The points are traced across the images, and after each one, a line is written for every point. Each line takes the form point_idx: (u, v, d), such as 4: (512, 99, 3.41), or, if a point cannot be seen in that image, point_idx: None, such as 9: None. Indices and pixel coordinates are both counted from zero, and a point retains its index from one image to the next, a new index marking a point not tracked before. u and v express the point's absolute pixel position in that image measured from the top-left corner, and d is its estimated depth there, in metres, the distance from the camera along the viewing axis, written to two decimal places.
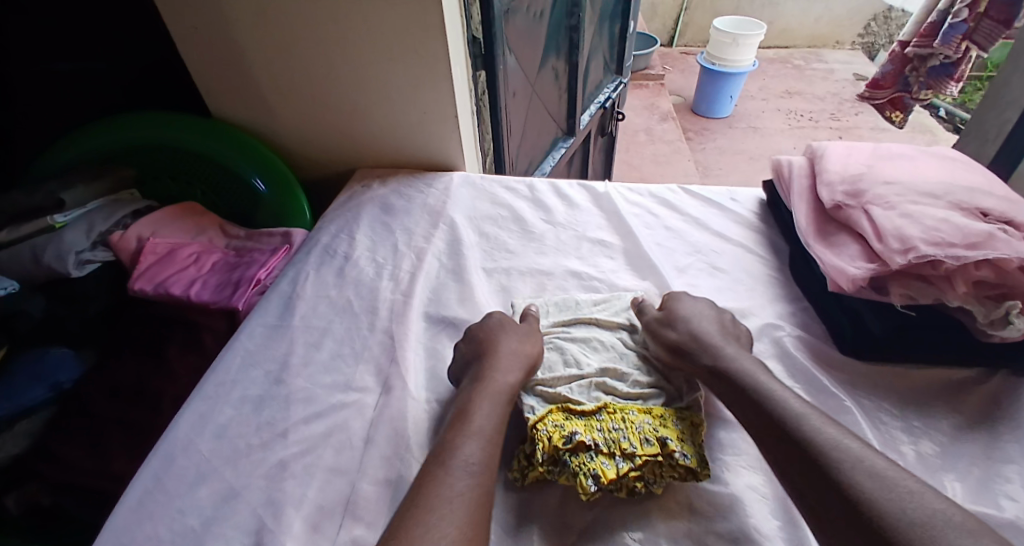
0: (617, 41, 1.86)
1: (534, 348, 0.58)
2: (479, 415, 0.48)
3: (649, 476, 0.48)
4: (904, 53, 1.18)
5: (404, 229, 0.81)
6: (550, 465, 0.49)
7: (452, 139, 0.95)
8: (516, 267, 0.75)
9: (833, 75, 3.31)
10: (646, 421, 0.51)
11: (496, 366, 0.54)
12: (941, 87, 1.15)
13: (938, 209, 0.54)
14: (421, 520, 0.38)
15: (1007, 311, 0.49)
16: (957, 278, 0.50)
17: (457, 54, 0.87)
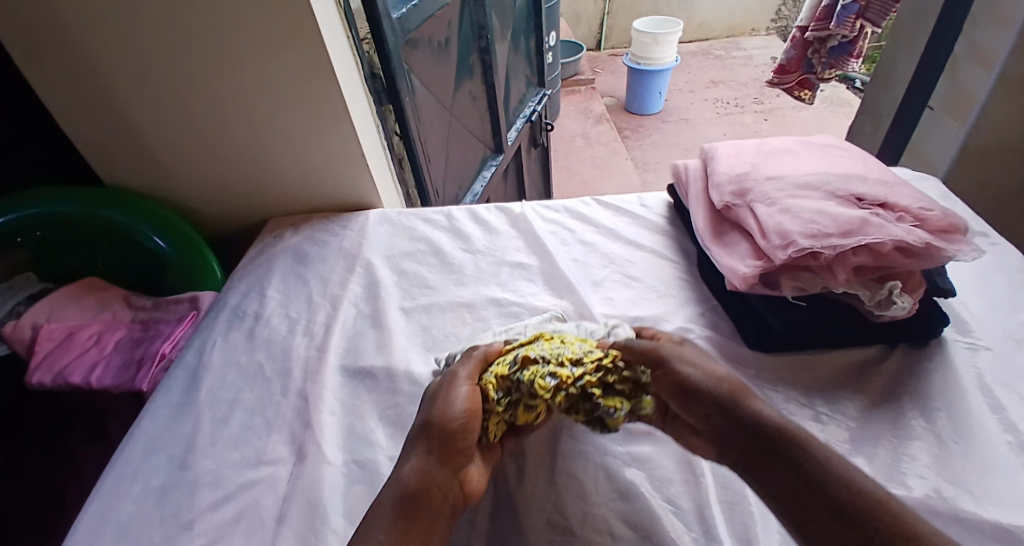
0: (535, 55, 1.89)
1: (451, 411, 0.46)
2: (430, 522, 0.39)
3: (607, 409, 0.48)
4: (804, 37, 1.26)
5: (320, 277, 0.79)
6: (509, 399, 0.49)
7: (363, 176, 0.92)
8: (435, 302, 0.73)
9: (753, 62, 3.47)
10: (584, 341, 0.55)
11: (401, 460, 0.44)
12: (843, 65, 1.22)
13: (814, 201, 0.56)
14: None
15: (888, 293, 0.50)
16: (844, 263, 0.51)
17: (353, 93, 0.85)
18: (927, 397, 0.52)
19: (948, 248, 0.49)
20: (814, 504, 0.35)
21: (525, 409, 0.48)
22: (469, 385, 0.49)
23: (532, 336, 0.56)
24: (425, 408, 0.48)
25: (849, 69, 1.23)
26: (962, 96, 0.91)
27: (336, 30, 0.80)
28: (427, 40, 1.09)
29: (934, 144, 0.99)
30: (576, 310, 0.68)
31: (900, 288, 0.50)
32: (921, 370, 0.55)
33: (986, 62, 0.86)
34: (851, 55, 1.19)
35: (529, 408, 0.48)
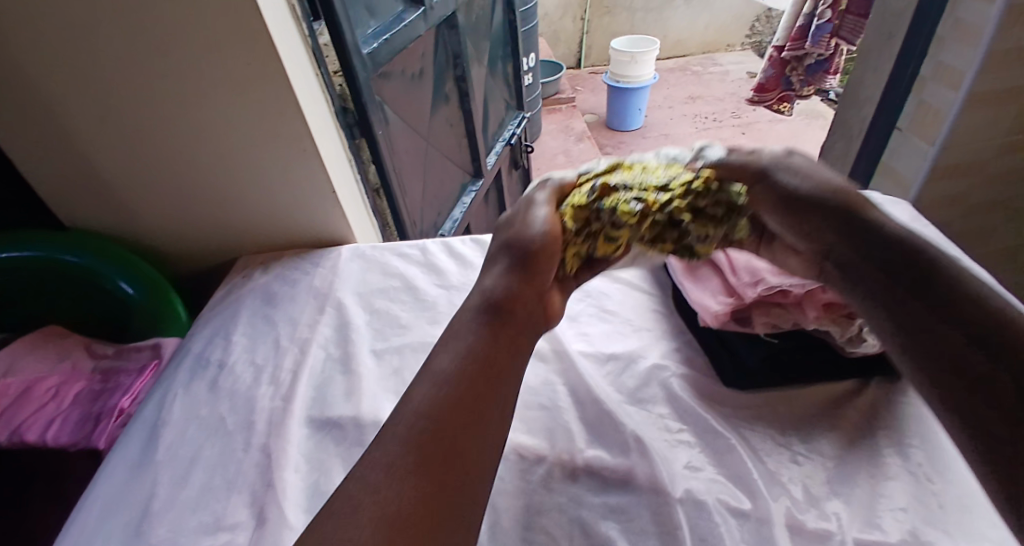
0: (513, 78, 1.90)
1: (533, 239, 0.54)
2: (442, 353, 0.47)
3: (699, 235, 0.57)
4: (781, 57, 1.29)
5: (288, 319, 0.77)
6: (592, 233, 0.59)
7: (334, 213, 0.90)
8: (407, 343, 0.70)
9: (729, 77, 3.54)
10: (668, 169, 0.61)
11: (481, 277, 0.54)
12: (820, 82, 1.25)
13: (784, 236, 0.56)
14: (398, 413, 0.42)
15: (858, 329, 0.52)
16: (813, 301, 0.54)
17: (322, 130, 0.84)
18: (902, 432, 0.51)
19: (912, 288, 0.51)
20: (934, 323, 0.40)
21: (605, 241, 0.59)
22: (549, 212, 0.58)
23: (610, 165, 0.64)
24: (493, 264, 0.55)
25: (825, 86, 1.25)
26: (931, 115, 0.93)
27: (303, 67, 0.79)
28: (399, 71, 1.08)
29: (905, 162, 1.00)
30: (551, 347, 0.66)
31: (868, 326, 0.52)
32: (897, 403, 0.54)
33: (953, 83, 0.87)
34: (827, 72, 1.22)
35: (612, 238, 0.59)
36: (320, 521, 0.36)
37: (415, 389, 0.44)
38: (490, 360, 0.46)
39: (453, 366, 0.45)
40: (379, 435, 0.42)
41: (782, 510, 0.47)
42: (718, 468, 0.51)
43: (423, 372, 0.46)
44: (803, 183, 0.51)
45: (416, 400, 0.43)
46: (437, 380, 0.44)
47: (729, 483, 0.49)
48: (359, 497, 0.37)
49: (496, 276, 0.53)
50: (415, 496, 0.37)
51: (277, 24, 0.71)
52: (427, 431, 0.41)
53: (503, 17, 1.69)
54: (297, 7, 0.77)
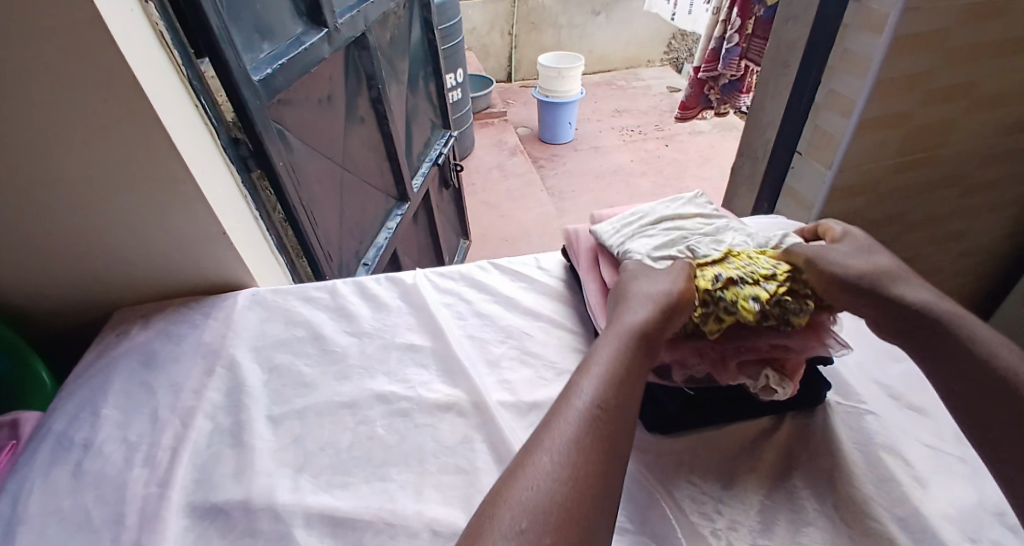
0: (436, 97, 1.85)
1: (679, 284, 0.58)
2: (598, 356, 0.52)
3: (794, 309, 0.57)
4: (697, 78, 1.32)
5: (170, 386, 0.68)
6: (704, 310, 0.58)
7: (229, 255, 0.81)
8: (311, 405, 0.63)
9: (651, 91, 3.69)
10: (765, 256, 0.64)
11: (627, 306, 0.57)
12: (736, 100, 1.30)
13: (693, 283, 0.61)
14: (562, 405, 0.48)
15: (767, 379, 0.55)
16: (730, 361, 0.57)
17: (206, 168, 0.75)
18: (812, 473, 0.53)
19: (812, 346, 0.57)
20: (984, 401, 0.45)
21: (715, 320, 0.57)
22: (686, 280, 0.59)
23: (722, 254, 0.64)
24: (630, 297, 0.58)
25: (740, 104, 1.30)
26: (826, 140, 0.98)
27: (175, 98, 0.70)
28: (304, 96, 1.01)
29: (807, 185, 1.06)
30: (470, 399, 0.62)
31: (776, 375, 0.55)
32: (807, 441, 0.56)
33: (845, 111, 0.92)
34: (741, 91, 1.27)
35: (720, 320, 0.57)
36: (499, 498, 0.42)
37: (578, 382, 0.50)
38: (631, 382, 0.50)
39: (614, 366, 0.50)
40: (539, 436, 0.46)
41: None
42: (642, 528, 0.50)
43: (585, 367, 0.51)
44: (857, 268, 0.57)
45: (570, 412, 0.47)
46: (588, 393, 0.48)
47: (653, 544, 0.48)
48: (526, 483, 0.42)
49: (638, 304, 0.56)
50: (582, 494, 0.41)
51: (143, 57, 0.63)
52: (581, 438, 0.45)
53: (420, 36, 1.65)
54: (166, 34, 0.69)
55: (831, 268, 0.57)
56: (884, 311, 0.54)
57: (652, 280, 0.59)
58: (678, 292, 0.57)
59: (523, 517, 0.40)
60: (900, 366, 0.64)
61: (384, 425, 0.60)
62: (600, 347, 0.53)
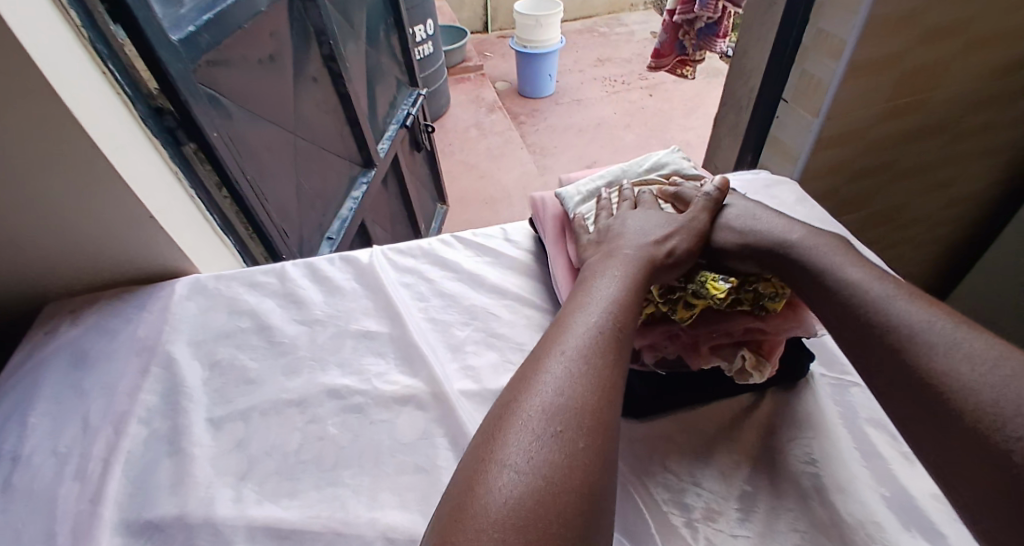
0: (400, 51, 1.71)
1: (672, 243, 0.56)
2: (598, 290, 0.50)
3: (769, 293, 0.54)
4: (673, 21, 1.22)
5: (104, 387, 0.62)
6: (673, 297, 0.55)
7: (159, 237, 0.74)
8: (255, 404, 0.58)
9: (634, 37, 3.51)
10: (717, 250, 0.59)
11: (604, 262, 0.54)
12: (712, 46, 1.19)
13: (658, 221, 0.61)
14: (557, 337, 0.46)
15: (743, 361, 0.52)
16: (702, 345, 0.54)
17: (120, 143, 0.66)
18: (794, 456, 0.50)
19: (792, 323, 0.53)
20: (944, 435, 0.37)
21: (685, 307, 0.54)
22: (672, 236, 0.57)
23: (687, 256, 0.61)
24: (623, 237, 0.57)
25: (717, 49, 1.19)
26: (814, 86, 0.90)
27: (77, 67, 0.60)
28: (241, 57, 0.90)
29: (792, 134, 0.99)
30: (430, 390, 0.57)
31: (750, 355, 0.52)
32: (790, 420, 0.53)
33: (834, 51, 0.84)
34: (717, 36, 1.16)
35: (691, 304, 0.54)
36: (502, 430, 0.38)
37: (576, 315, 0.47)
38: (637, 304, 0.49)
39: (615, 298, 0.48)
40: (547, 351, 0.44)
41: None
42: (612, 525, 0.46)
43: (584, 300, 0.49)
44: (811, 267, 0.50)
45: (580, 329, 0.45)
46: (596, 313, 0.47)
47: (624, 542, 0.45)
48: (542, 393, 0.40)
49: (637, 243, 0.56)
50: (601, 403, 0.40)
51: (29, 21, 0.54)
52: (597, 352, 0.43)
53: None
54: None
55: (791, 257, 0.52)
56: (836, 316, 0.47)
57: (656, 216, 0.60)
58: (671, 233, 0.57)
59: (547, 424, 0.38)
60: None
61: (335, 424, 0.55)
62: (596, 285, 0.51)
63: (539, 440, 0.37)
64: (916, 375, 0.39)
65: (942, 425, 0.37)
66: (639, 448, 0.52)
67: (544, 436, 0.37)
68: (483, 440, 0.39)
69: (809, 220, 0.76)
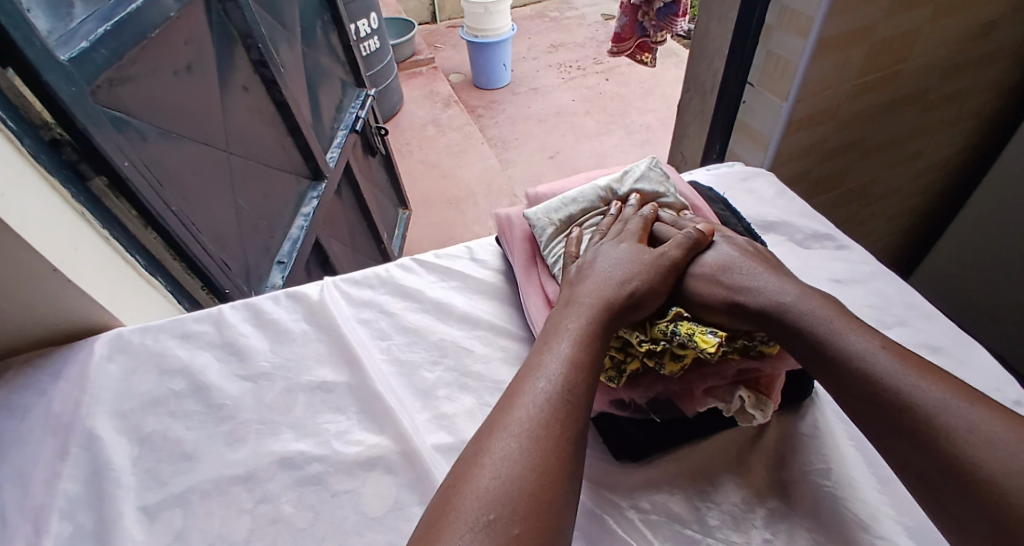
0: (341, 49, 1.60)
1: (637, 282, 0.49)
2: (554, 348, 0.44)
3: (758, 337, 0.47)
4: (630, 3, 1.16)
5: (10, 480, 0.52)
6: (658, 348, 0.48)
7: (66, 289, 0.64)
8: (195, 485, 0.50)
9: (587, 20, 3.44)
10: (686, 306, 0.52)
11: (570, 308, 0.49)
12: (673, 25, 1.14)
13: (628, 251, 0.53)
14: (507, 406, 0.41)
15: (742, 401, 0.47)
16: (696, 387, 0.48)
17: (11, 192, 0.55)
18: (807, 488, 0.46)
19: (789, 359, 0.47)
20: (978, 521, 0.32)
21: (672, 358, 0.47)
22: (644, 270, 0.50)
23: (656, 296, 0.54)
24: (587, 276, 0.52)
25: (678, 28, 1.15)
26: (782, 67, 0.86)
27: None
28: (151, 69, 0.79)
29: (762, 119, 0.95)
30: (399, 449, 0.50)
31: (751, 394, 0.46)
32: (798, 445, 0.49)
33: (801, 29, 0.80)
34: (677, 15, 1.11)
35: (678, 356, 0.47)
36: (436, 523, 0.34)
37: (529, 378, 0.42)
38: (597, 353, 0.44)
39: (569, 359, 0.43)
40: (495, 424, 0.40)
41: None
42: None
43: (539, 361, 0.44)
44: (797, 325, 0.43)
45: (530, 394, 0.40)
46: (548, 374, 0.42)
47: None
48: (481, 477, 0.35)
49: (600, 285, 0.50)
50: (546, 481, 0.35)
51: None
52: (546, 421, 0.39)
53: None
54: None
55: (781, 318, 0.45)
56: (831, 383, 0.41)
57: (625, 250, 0.53)
58: (635, 275, 0.50)
59: (480, 513, 0.33)
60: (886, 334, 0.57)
61: (290, 501, 0.48)
62: (552, 342, 0.45)
63: (471, 533, 0.32)
64: (941, 458, 0.33)
65: (991, 533, 0.31)
66: (642, 497, 0.46)
67: (476, 527, 0.33)
68: (415, 535, 0.34)
69: (791, 214, 0.72)
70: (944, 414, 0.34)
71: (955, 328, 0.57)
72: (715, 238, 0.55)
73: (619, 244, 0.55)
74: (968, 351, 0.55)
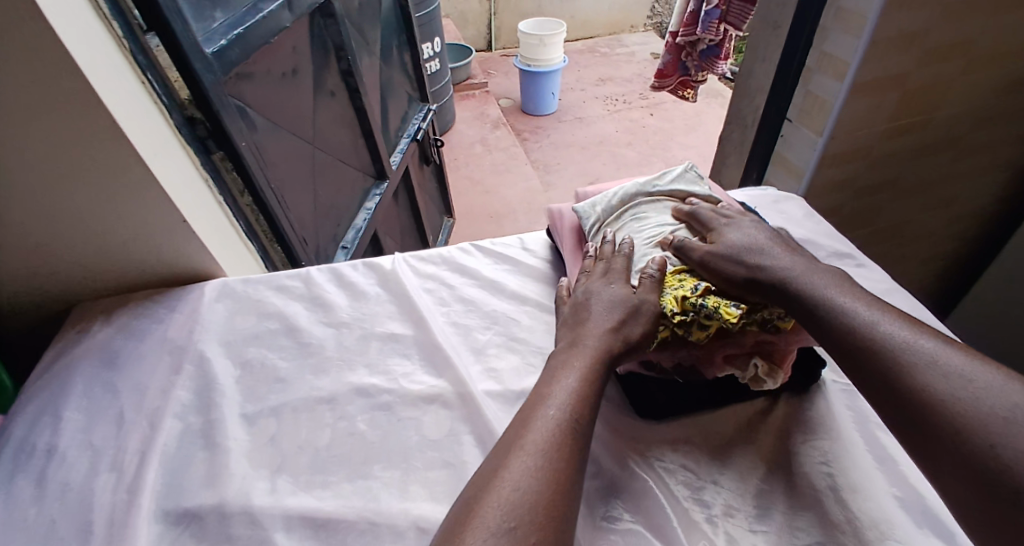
0: (411, 67, 1.76)
1: (637, 329, 0.54)
2: (560, 381, 0.49)
3: (775, 313, 0.55)
4: (676, 43, 1.27)
5: (135, 386, 0.64)
6: (687, 320, 0.56)
7: (188, 245, 0.77)
8: (287, 401, 0.60)
9: (635, 58, 3.60)
10: None
11: (582, 338, 0.54)
12: (714, 67, 1.22)
13: (624, 292, 0.58)
14: (519, 431, 0.46)
15: (756, 369, 0.55)
16: (716, 354, 0.57)
17: (156, 151, 0.69)
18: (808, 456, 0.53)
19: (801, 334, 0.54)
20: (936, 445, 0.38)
21: (700, 328, 0.56)
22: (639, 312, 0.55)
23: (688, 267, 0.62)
24: (591, 315, 0.56)
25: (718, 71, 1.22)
26: (818, 106, 0.94)
27: (119, 73, 0.64)
28: (267, 71, 0.94)
29: (798, 152, 1.03)
30: (455, 391, 0.60)
31: (764, 364, 0.55)
32: (804, 420, 0.56)
33: (837, 73, 0.88)
34: (719, 57, 1.20)
35: (704, 327, 0.55)
36: (463, 527, 0.38)
37: (540, 406, 0.47)
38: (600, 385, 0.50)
39: (576, 389, 0.48)
40: (512, 445, 0.44)
41: None
42: (636, 518, 0.48)
43: (548, 392, 0.49)
44: (813, 292, 0.51)
45: (541, 419, 0.46)
46: (557, 404, 0.47)
47: (648, 533, 0.47)
48: (503, 488, 0.40)
49: (599, 321, 0.55)
50: (557, 496, 0.41)
51: (74, 27, 0.57)
52: (555, 444, 0.44)
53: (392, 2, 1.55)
54: (104, 5, 0.62)
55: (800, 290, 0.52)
56: (834, 347, 0.47)
57: (620, 290, 0.58)
58: (628, 318, 0.55)
59: (504, 520, 0.38)
60: None
61: (365, 421, 0.58)
62: (559, 375, 0.50)
63: (494, 537, 0.37)
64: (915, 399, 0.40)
65: (953, 461, 0.37)
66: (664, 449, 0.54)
67: (499, 532, 0.37)
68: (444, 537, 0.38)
69: (816, 234, 0.80)
70: (932, 367, 0.41)
71: None
72: (747, 225, 0.63)
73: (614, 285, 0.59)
74: None
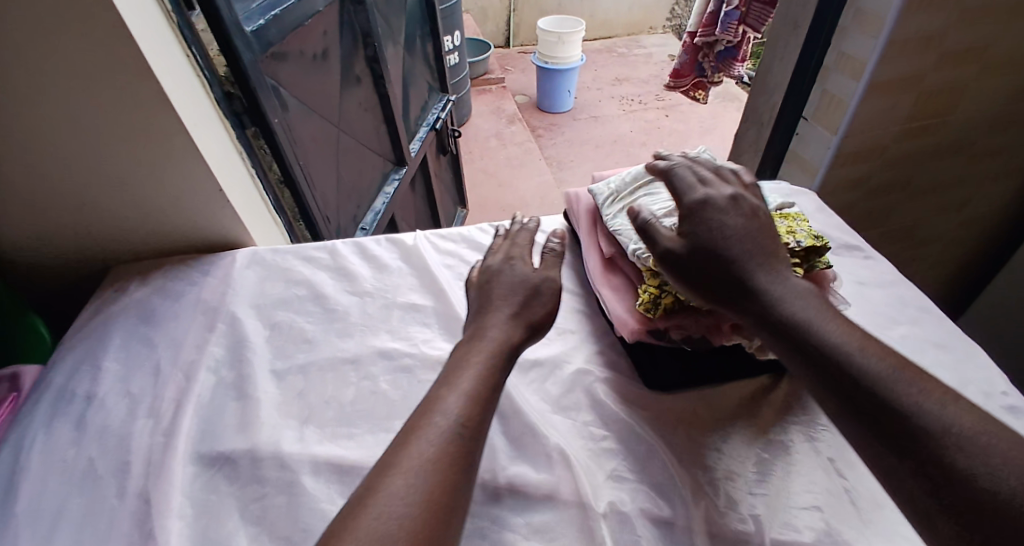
0: (432, 58, 1.80)
1: (540, 313, 0.57)
2: (451, 395, 0.46)
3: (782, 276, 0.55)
4: (694, 43, 1.28)
5: (170, 341, 0.68)
6: None
7: (223, 215, 0.81)
8: (314, 360, 0.64)
9: (653, 59, 3.61)
10: None
11: (481, 335, 0.53)
12: (730, 69, 1.25)
13: (532, 275, 0.60)
14: (399, 447, 0.41)
15: None
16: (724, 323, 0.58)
17: (199, 124, 0.73)
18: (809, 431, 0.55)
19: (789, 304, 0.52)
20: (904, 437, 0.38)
21: None
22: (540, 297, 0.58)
23: None
24: (495, 306, 0.56)
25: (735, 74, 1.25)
26: (835, 105, 0.96)
27: (167, 45, 0.67)
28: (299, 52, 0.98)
29: (812, 150, 1.05)
30: None
31: None
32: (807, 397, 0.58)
33: (855, 73, 0.90)
34: (736, 59, 1.23)
35: None
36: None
37: (428, 419, 0.43)
38: (493, 395, 0.48)
39: (467, 402, 0.45)
40: (392, 462, 0.40)
41: (703, 517, 0.48)
42: (641, 478, 0.51)
43: (435, 405, 0.45)
44: (790, 306, 0.45)
45: (426, 435, 0.42)
46: (444, 419, 0.43)
47: (653, 491, 0.50)
48: (376, 509, 0.36)
49: (497, 302, 0.57)
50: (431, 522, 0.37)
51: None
52: (438, 461, 0.40)
53: None
54: None
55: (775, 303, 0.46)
56: (799, 369, 0.43)
57: (521, 272, 0.60)
58: (534, 299, 0.58)
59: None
60: (901, 328, 0.66)
61: (387, 381, 0.61)
62: (448, 387, 0.47)
63: None
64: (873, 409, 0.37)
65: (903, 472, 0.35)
66: (671, 417, 0.57)
67: None
68: None
69: (827, 227, 0.82)
70: (914, 385, 0.39)
71: (961, 332, 0.65)
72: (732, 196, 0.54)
73: (517, 266, 0.61)
74: (969, 350, 0.63)
